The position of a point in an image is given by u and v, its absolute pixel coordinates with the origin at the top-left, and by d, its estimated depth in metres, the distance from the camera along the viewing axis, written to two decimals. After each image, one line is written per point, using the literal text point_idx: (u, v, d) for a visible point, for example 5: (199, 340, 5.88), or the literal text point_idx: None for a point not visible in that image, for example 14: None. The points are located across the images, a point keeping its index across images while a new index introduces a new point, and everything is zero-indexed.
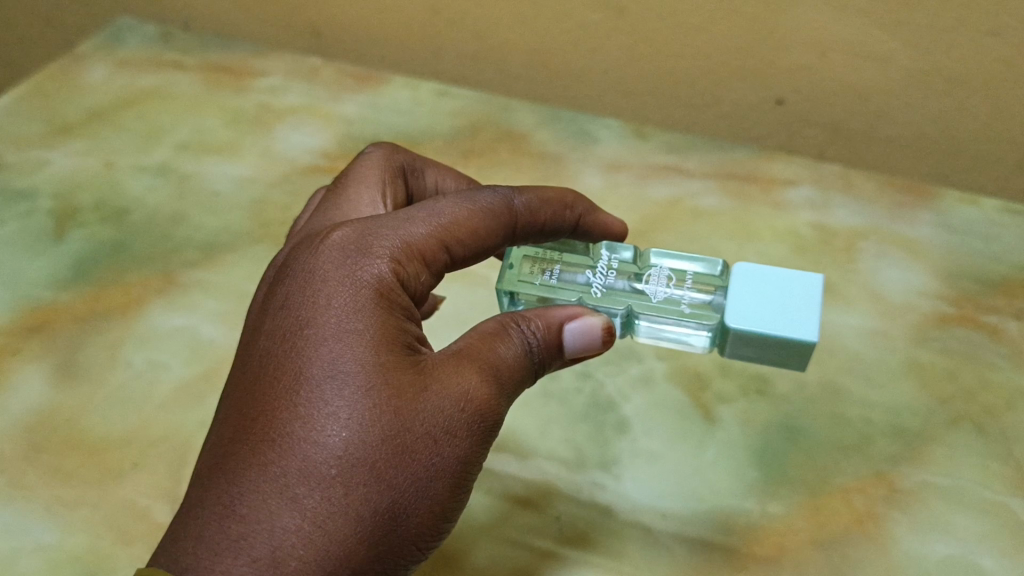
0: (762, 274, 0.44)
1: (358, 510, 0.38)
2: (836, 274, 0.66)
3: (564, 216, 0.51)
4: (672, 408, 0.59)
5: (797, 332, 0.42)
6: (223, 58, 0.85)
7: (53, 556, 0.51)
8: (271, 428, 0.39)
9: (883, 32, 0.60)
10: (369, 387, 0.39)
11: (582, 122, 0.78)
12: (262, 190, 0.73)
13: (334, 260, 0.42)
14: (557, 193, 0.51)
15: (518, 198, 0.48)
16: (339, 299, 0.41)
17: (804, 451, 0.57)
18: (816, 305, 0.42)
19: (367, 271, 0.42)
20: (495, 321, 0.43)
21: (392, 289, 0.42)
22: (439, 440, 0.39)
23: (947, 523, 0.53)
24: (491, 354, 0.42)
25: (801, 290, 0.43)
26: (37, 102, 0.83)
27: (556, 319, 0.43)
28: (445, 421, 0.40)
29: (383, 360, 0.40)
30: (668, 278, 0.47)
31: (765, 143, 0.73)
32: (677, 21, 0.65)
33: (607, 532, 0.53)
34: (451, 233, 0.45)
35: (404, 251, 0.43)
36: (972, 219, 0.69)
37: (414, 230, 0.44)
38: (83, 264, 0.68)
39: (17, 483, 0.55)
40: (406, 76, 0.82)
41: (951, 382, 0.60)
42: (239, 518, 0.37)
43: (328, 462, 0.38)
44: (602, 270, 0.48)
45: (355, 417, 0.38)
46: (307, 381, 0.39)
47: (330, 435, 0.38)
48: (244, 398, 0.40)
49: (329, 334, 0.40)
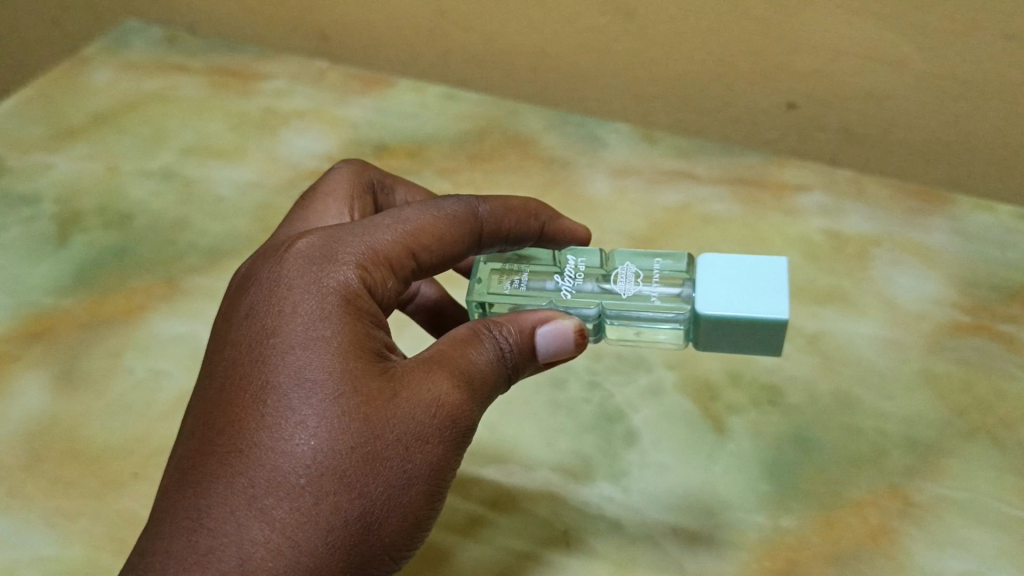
0: (728, 261, 0.43)
1: (327, 521, 0.37)
2: (849, 282, 0.65)
3: (528, 225, 0.49)
4: (680, 418, 0.58)
5: (768, 312, 0.41)
6: (228, 62, 0.84)
7: (50, 568, 0.50)
8: (238, 439, 0.38)
9: (896, 36, 0.59)
10: (338, 394, 0.39)
11: (590, 126, 0.77)
12: (267, 195, 0.73)
13: (299, 268, 0.42)
14: (520, 201, 0.50)
15: (483, 205, 0.47)
16: (305, 306, 0.41)
17: (816, 463, 0.55)
18: (784, 281, 0.41)
19: (332, 277, 0.41)
20: (466, 327, 0.43)
21: (359, 295, 0.41)
22: (411, 446, 0.39)
23: (963, 538, 0.52)
24: (462, 360, 0.41)
25: (768, 272, 0.42)
26: (41, 106, 0.82)
27: (528, 323, 0.43)
28: (416, 427, 0.39)
29: (351, 366, 0.39)
30: (637, 275, 0.46)
31: (778, 148, 0.72)
32: (686, 24, 0.64)
33: (613, 545, 0.52)
34: (417, 239, 0.44)
35: (371, 257, 0.42)
36: (987, 226, 0.67)
37: (379, 237, 0.43)
38: (84, 269, 0.67)
39: (16, 493, 0.54)
40: (411, 79, 0.81)
41: (967, 393, 0.58)
42: (208, 532, 0.36)
43: (296, 471, 0.37)
44: (570, 274, 0.47)
45: (324, 425, 0.38)
46: (274, 389, 0.39)
47: (298, 443, 0.38)
48: (209, 410, 0.39)
49: (296, 342, 0.40)
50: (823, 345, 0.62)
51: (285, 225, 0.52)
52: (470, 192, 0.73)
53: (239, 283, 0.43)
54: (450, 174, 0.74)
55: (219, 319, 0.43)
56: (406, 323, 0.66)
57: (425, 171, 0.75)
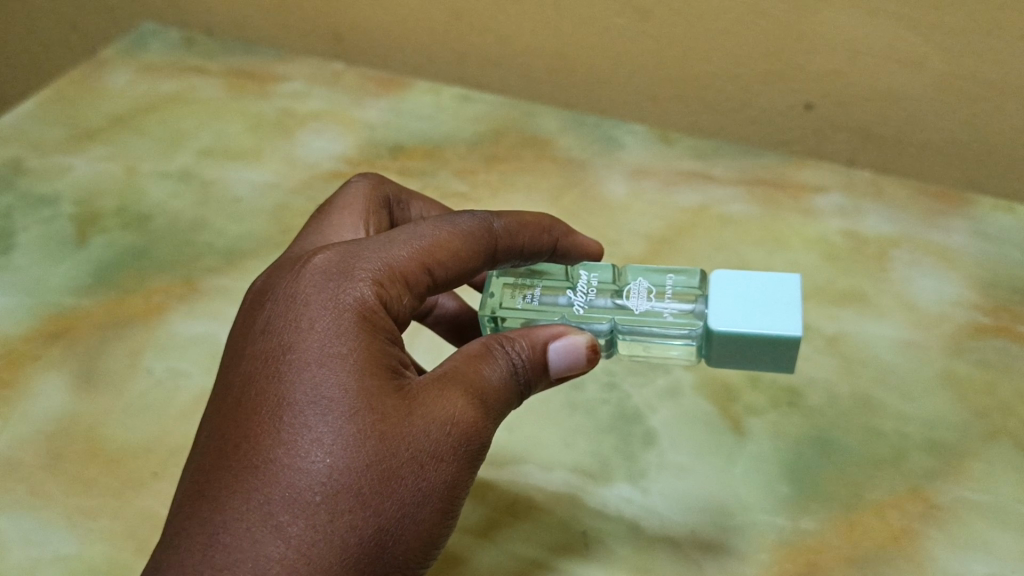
0: (739, 280, 0.42)
1: (342, 539, 0.37)
2: (869, 283, 0.65)
3: (541, 239, 0.49)
4: (699, 420, 0.58)
5: (780, 329, 0.40)
6: (245, 64, 0.85)
7: (72, 567, 0.50)
8: (253, 455, 0.38)
9: (915, 36, 0.59)
10: (353, 412, 0.39)
11: (607, 127, 0.76)
12: (284, 196, 0.73)
13: (316, 283, 0.42)
14: (533, 216, 0.49)
15: (497, 220, 0.47)
16: (321, 323, 0.41)
17: (837, 465, 0.55)
18: (798, 297, 0.41)
19: (348, 294, 0.41)
20: (479, 343, 0.43)
21: (375, 311, 0.41)
22: (425, 464, 0.39)
23: (985, 541, 0.51)
24: (477, 377, 0.41)
25: (780, 290, 0.42)
26: (60, 107, 0.83)
27: (540, 338, 0.43)
28: (430, 445, 0.39)
29: (367, 384, 0.39)
30: (649, 291, 0.46)
31: (795, 149, 0.72)
32: (703, 25, 0.64)
33: (632, 547, 0.52)
34: (431, 255, 0.44)
35: (387, 274, 0.42)
36: (1007, 227, 0.67)
37: (395, 253, 0.43)
38: (102, 270, 0.67)
39: (36, 491, 0.54)
40: (428, 81, 0.81)
41: (988, 395, 0.58)
42: (223, 547, 0.36)
43: (312, 488, 0.37)
44: (582, 289, 0.47)
45: (339, 442, 0.38)
46: (290, 407, 0.39)
47: (314, 460, 0.38)
48: (224, 426, 0.40)
49: (312, 358, 0.40)
50: (843, 347, 0.61)
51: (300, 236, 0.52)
52: (486, 193, 0.73)
53: (256, 297, 0.44)
54: (466, 175, 0.74)
55: (234, 334, 0.43)
56: (421, 329, 0.65)
57: (442, 172, 0.75)
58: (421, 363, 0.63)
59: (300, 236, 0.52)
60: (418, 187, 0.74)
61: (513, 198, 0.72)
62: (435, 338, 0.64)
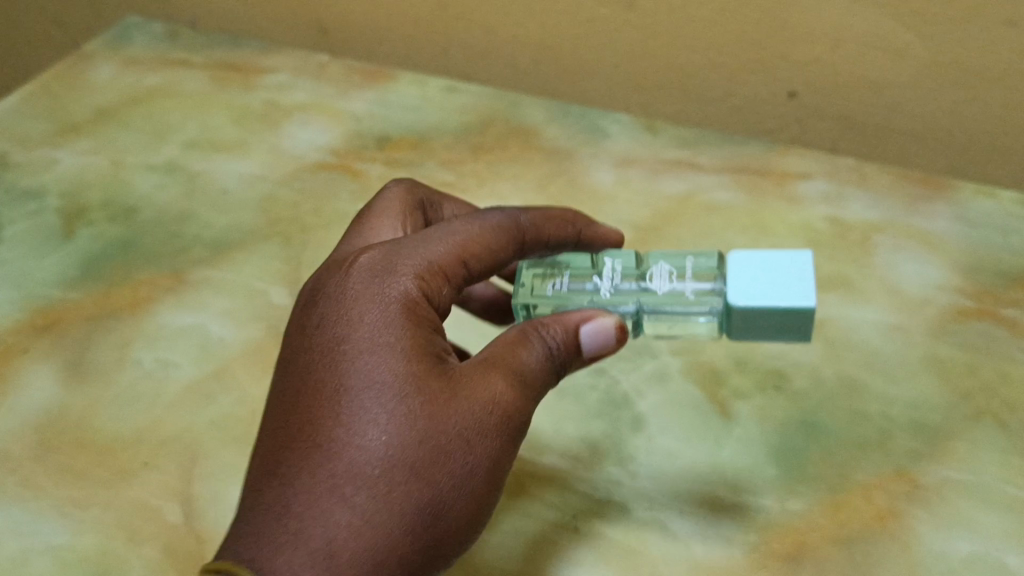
0: (753, 256, 0.42)
1: (399, 509, 0.38)
2: (853, 269, 0.65)
3: (565, 231, 0.51)
4: (688, 405, 0.58)
5: (798, 301, 0.40)
6: (230, 56, 0.85)
7: (65, 558, 0.50)
8: (315, 436, 0.39)
9: (895, 23, 0.60)
10: (405, 394, 0.40)
11: (592, 116, 0.77)
12: (270, 188, 0.73)
13: (364, 279, 0.43)
14: (556, 211, 0.51)
15: (524, 215, 0.48)
16: (370, 314, 0.42)
17: (823, 447, 0.55)
18: (812, 269, 0.41)
19: (394, 287, 0.42)
20: (517, 329, 0.43)
21: (419, 303, 0.42)
22: (474, 440, 0.40)
23: (970, 521, 0.52)
24: (514, 361, 0.42)
25: (792, 264, 0.42)
26: (44, 102, 0.82)
27: (573, 322, 0.43)
28: (478, 423, 0.40)
29: (416, 367, 0.40)
30: (671, 274, 0.46)
31: (779, 137, 0.72)
32: (684, 14, 0.66)
33: (622, 530, 0.52)
34: (467, 249, 0.45)
35: (427, 268, 0.43)
36: (990, 212, 0.68)
37: (434, 248, 0.44)
38: (90, 263, 0.67)
39: (26, 484, 0.54)
40: (413, 72, 0.82)
41: (973, 377, 0.59)
42: (293, 518, 0.38)
43: (371, 465, 0.38)
44: (608, 274, 0.48)
45: (394, 421, 0.39)
46: (347, 391, 0.40)
47: (371, 438, 0.39)
48: (281, 412, 0.41)
49: (364, 347, 0.41)
50: (828, 332, 0.62)
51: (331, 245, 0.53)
52: (473, 183, 0.73)
53: (308, 295, 0.45)
54: (454, 166, 0.74)
55: (291, 326, 0.44)
56: None
57: (429, 163, 0.75)
58: None
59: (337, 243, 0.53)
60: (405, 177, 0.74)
61: (500, 187, 0.72)
62: None
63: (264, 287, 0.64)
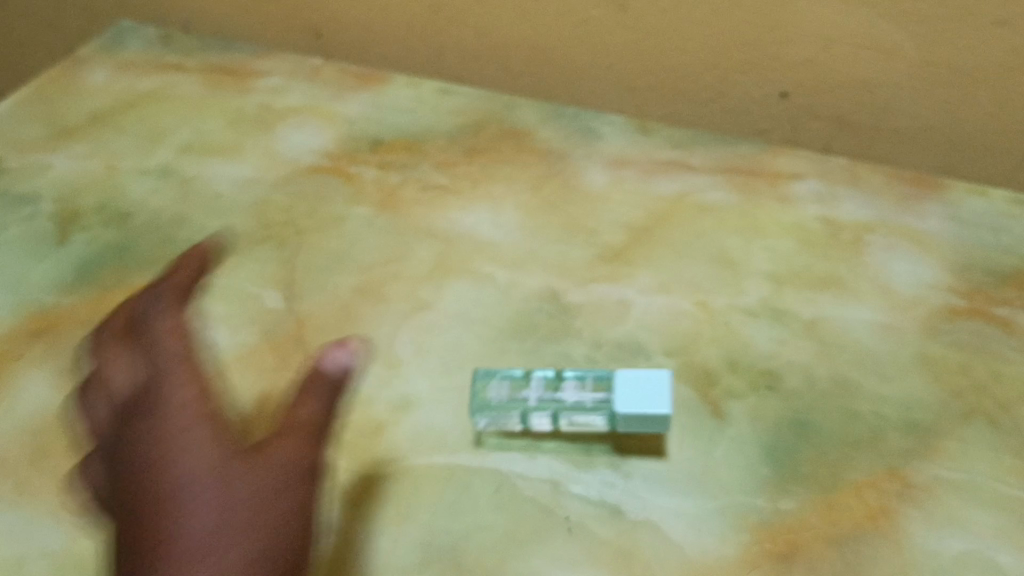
0: (628, 380, 0.56)
1: (247, 561, 0.47)
2: (844, 268, 0.66)
3: (179, 347, 0.56)
4: (680, 406, 0.58)
5: (655, 407, 0.54)
6: (224, 60, 0.85)
7: (60, 563, 0.51)
8: (185, 563, 0.46)
9: (888, 24, 0.64)
10: (224, 499, 0.48)
11: (585, 118, 0.78)
12: (265, 191, 0.73)
13: (156, 459, 0.50)
14: (175, 322, 0.57)
15: (158, 374, 0.54)
16: (180, 456, 0.49)
17: (815, 447, 0.56)
18: (664, 387, 0.55)
19: (183, 455, 0.49)
20: (303, 388, 0.53)
21: (225, 438, 0.51)
22: (289, 514, 0.49)
23: (962, 520, 0.52)
24: (302, 419, 0.52)
25: (656, 387, 0.55)
26: (37, 106, 0.81)
27: (326, 363, 0.53)
28: (279, 487, 0.50)
29: (215, 457, 0.49)
30: (580, 386, 0.56)
31: (771, 137, 0.74)
32: (680, 15, 0.68)
33: (614, 530, 0.52)
34: (202, 405, 0.53)
35: (187, 445, 0.50)
36: (981, 211, 0.70)
37: (161, 447, 0.51)
38: (84, 268, 0.67)
39: (22, 488, 0.55)
40: (407, 75, 0.82)
41: (963, 375, 0.59)
42: None
43: (221, 555, 0.47)
44: (532, 391, 0.57)
45: (218, 519, 0.47)
46: (198, 528, 0.47)
47: (210, 551, 0.46)
48: (134, 567, 0.47)
49: (179, 482, 0.49)
50: (820, 331, 0.62)
51: (116, 374, 0.57)
52: (467, 185, 0.73)
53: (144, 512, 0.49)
54: (447, 168, 0.74)
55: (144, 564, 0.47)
56: (406, 319, 0.63)
57: (423, 165, 0.75)
58: (403, 354, 0.60)
59: (125, 369, 0.56)
60: (400, 179, 0.73)
61: (494, 189, 0.73)
62: (419, 328, 0.62)
63: (259, 291, 0.65)
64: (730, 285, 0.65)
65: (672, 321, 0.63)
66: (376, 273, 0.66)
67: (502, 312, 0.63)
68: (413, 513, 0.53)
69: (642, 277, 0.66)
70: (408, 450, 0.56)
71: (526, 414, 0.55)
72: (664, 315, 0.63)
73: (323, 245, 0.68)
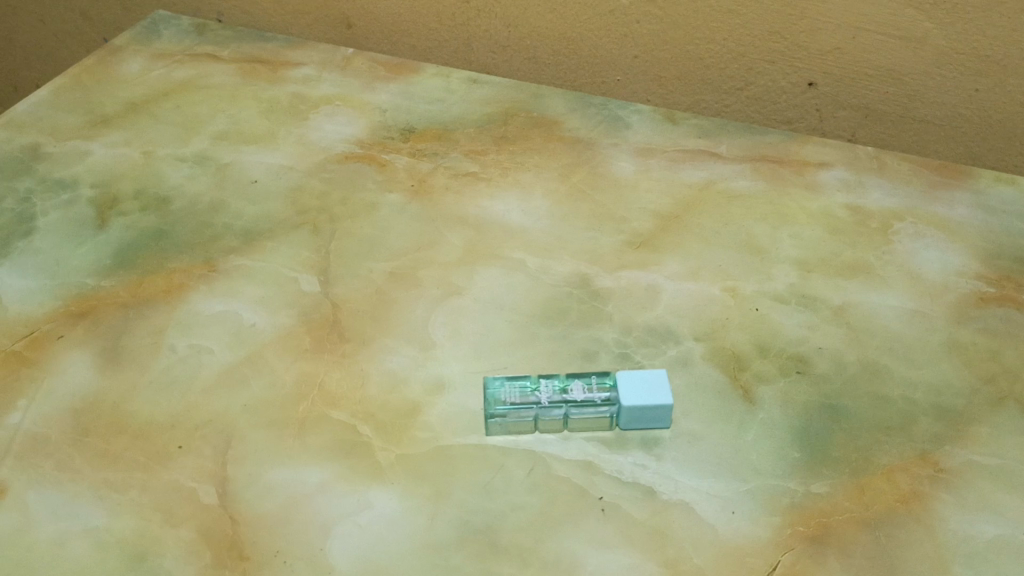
0: (633, 378, 0.56)
1: None
2: (873, 256, 0.66)
3: None
4: (710, 389, 0.58)
5: (663, 400, 0.55)
6: (257, 50, 0.87)
7: (103, 540, 0.50)
8: None
9: (917, 13, 0.66)
10: None
11: (613, 107, 0.79)
12: (298, 178, 0.74)
13: None
14: None
15: None
16: None
17: (846, 431, 0.56)
18: (665, 381, 0.56)
19: None
20: None
21: None
22: None
23: (995, 504, 0.52)
24: None
25: (659, 384, 0.56)
26: (76, 94, 0.83)
27: None
28: None
29: None
30: (587, 386, 0.57)
31: (797, 127, 0.75)
32: (710, 6, 0.70)
33: (648, 511, 0.52)
34: None
35: None
36: (1007, 199, 0.70)
37: None
38: (123, 252, 0.68)
39: (64, 466, 0.54)
40: (436, 66, 0.83)
41: (993, 362, 0.59)
42: None
43: None
44: (542, 390, 0.56)
45: None
46: None
47: None
48: None
49: None
50: (850, 316, 0.62)
51: None
52: (497, 172, 0.74)
53: None
54: (476, 156, 0.75)
55: None
56: (438, 302, 0.64)
57: (453, 153, 0.75)
58: (437, 336, 0.61)
59: None
60: (430, 167, 0.74)
61: (523, 177, 0.73)
62: (451, 312, 0.63)
63: (293, 276, 0.65)
64: (760, 271, 0.66)
65: (703, 306, 0.63)
66: (408, 259, 0.67)
67: (531, 297, 0.64)
68: (450, 493, 0.52)
69: (671, 264, 0.66)
70: (444, 431, 0.56)
71: (539, 417, 0.56)
72: (694, 300, 0.64)
73: (356, 231, 0.69)
